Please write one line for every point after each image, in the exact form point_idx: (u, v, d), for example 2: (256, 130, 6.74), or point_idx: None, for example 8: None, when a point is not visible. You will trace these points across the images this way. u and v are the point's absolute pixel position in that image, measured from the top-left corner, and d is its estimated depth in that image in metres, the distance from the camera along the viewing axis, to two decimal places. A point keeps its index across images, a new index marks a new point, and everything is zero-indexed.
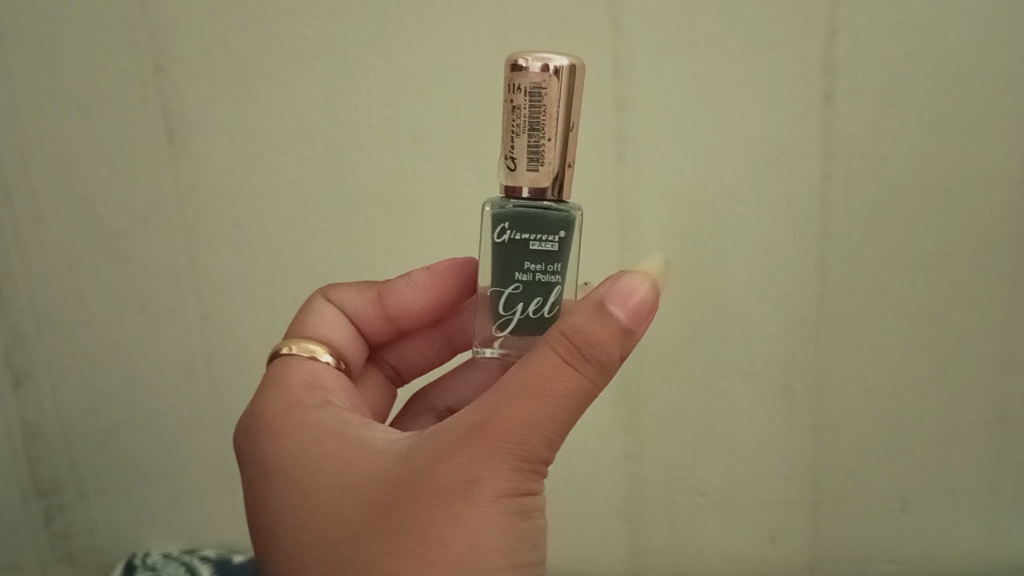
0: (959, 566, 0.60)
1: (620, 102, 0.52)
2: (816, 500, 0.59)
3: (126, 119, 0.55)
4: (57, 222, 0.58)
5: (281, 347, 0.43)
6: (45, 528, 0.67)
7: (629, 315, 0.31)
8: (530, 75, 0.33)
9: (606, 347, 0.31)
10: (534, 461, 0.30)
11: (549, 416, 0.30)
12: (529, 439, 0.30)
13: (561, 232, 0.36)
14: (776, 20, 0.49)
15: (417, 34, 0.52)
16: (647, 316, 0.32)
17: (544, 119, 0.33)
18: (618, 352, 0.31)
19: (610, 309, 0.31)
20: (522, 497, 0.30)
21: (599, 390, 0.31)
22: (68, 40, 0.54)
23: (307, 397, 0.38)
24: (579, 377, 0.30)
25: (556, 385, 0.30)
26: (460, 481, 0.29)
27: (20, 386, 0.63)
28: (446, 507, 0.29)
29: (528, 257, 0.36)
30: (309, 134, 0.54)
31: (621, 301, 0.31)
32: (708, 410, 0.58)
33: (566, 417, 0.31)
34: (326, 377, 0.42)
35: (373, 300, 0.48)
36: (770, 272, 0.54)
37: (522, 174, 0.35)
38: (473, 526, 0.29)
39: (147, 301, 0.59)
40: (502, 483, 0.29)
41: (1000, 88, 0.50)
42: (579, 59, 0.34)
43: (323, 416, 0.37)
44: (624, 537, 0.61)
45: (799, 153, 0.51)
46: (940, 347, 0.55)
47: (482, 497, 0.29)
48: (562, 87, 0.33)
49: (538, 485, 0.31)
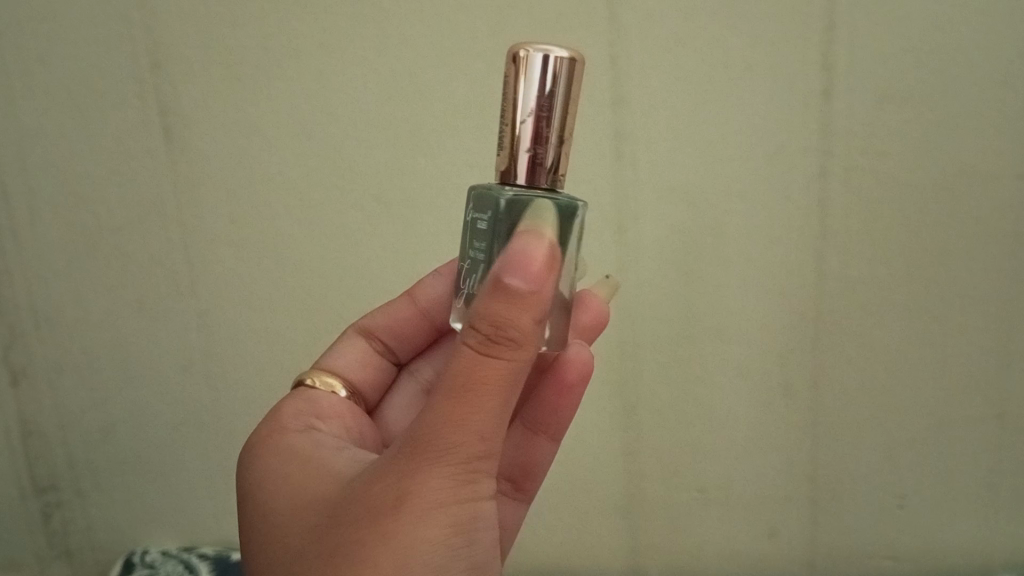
0: (957, 563, 0.60)
1: (618, 98, 0.51)
2: (815, 496, 0.59)
3: (124, 117, 0.55)
4: (54, 219, 0.58)
5: (304, 379, 0.47)
6: (44, 526, 0.67)
7: (527, 282, 0.29)
8: (527, 62, 0.33)
9: (512, 322, 0.29)
10: (460, 467, 0.30)
11: (472, 416, 0.29)
12: (453, 445, 0.29)
13: (489, 211, 0.34)
14: (774, 15, 0.49)
15: (413, 31, 0.52)
16: (548, 276, 0.30)
17: (537, 106, 0.33)
18: (530, 324, 0.29)
19: (506, 281, 0.29)
20: (455, 505, 0.30)
21: (522, 370, 0.30)
22: (65, 37, 0.54)
23: (293, 420, 0.41)
24: (492, 369, 0.29)
25: (470, 383, 0.29)
26: (391, 497, 0.29)
27: (19, 383, 0.63)
28: (375, 526, 0.29)
29: (473, 236, 0.35)
30: (307, 131, 0.54)
31: (516, 269, 0.29)
32: (707, 407, 0.57)
33: (491, 412, 0.30)
34: (322, 403, 0.44)
35: (405, 304, 0.50)
36: (769, 268, 0.54)
37: (513, 158, 0.34)
38: (407, 541, 0.29)
39: (145, 299, 0.59)
40: (430, 495, 0.29)
41: (999, 84, 0.50)
42: (556, 50, 0.33)
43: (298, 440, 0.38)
44: (623, 535, 0.61)
45: (797, 149, 0.51)
46: (939, 343, 0.55)
47: (413, 511, 0.29)
48: (517, 74, 0.33)
49: (473, 490, 0.30)
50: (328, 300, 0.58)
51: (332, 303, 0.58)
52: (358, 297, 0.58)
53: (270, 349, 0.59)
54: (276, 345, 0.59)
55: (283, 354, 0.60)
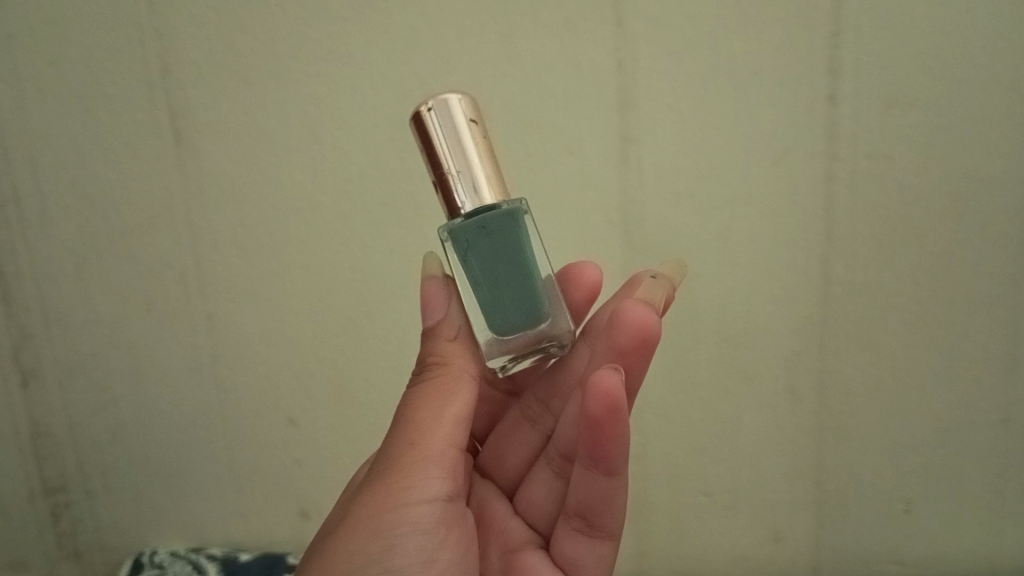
0: (964, 567, 0.60)
1: (624, 102, 0.52)
2: (820, 500, 0.59)
3: (133, 120, 0.56)
4: (66, 222, 0.58)
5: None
6: (53, 526, 0.67)
7: (434, 315, 0.40)
8: (428, 114, 0.36)
9: (430, 345, 0.40)
10: (399, 466, 0.38)
11: (398, 431, 0.39)
12: (387, 458, 0.38)
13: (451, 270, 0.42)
14: (779, 19, 0.49)
15: (420, 35, 0.52)
16: (451, 308, 0.41)
17: (452, 150, 0.36)
18: (445, 344, 0.40)
19: (425, 322, 0.41)
20: (395, 499, 0.37)
21: (444, 384, 0.39)
22: (76, 42, 0.54)
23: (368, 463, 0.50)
24: (420, 390, 0.39)
25: (409, 399, 0.39)
26: (342, 515, 0.38)
27: (29, 384, 0.63)
28: (341, 513, 0.39)
29: None
30: (314, 135, 0.55)
31: (426, 309, 0.41)
32: (713, 410, 0.58)
33: (412, 424, 0.38)
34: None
35: None
36: (774, 272, 0.54)
37: (448, 198, 0.37)
38: (344, 546, 0.36)
39: (154, 301, 0.60)
40: (374, 488, 0.38)
41: (1004, 89, 0.50)
42: (435, 99, 0.36)
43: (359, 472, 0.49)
44: (628, 537, 0.62)
45: (803, 153, 0.51)
46: (944, 347, 0.55)
47: (348, 523, 0.37)
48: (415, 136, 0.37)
49: (410, 488, 0.37)
50: (335, 303, 0.58)
51: (340, 305, 0.58)
52: (365, 300, 0.58)
53: (277, 351, 0.60)
54: (283, 347, 0.60)
55: (290, 356, 0.60)
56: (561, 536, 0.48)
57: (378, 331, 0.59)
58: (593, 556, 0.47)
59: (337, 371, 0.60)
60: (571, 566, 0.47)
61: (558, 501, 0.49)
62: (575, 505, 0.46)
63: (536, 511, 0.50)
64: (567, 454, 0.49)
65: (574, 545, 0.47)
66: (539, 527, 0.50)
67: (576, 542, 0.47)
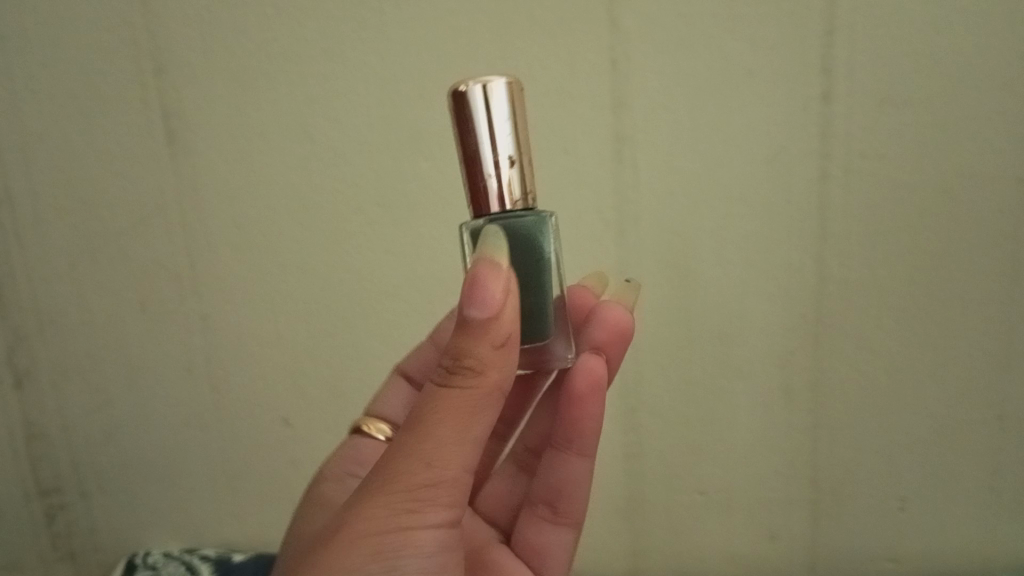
0: (958, 566, 0.60)
1: (619, 102, 0.52)
2: (815, 499, 0.59)
3: (126, 120, 0.56)
4: (59, 222, 0.58)
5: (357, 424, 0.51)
6: (48, 527, 0.67)
7: (484, 311, 0.32)
8: (473, 93, 0.34)
9: (470, 349, 0.32)
10: (411, 487, 0.32)
11: (414, 442, 0.32)
12: (392, 472, 0.33)
13: None
14: (774, 19, 0.49)
15: (414, 35, 0.52)
16: (504, 306, 0.32)
17: (493, 136, 0.35)
18: (489, 350, 0.32)
19: (466, 313, 0.32)
20: (399, 522, 0.32)
21: (476, 401, 0.32)
22: (69, 41, 0.54)
23: (339, 458, 0.49)
24: (445, 397, 0.32)
25: (432, 407, 0.32)
26: (337, 522, 0.33)
27: (23, 385, 0.63)
28: (333, 528, 0.33)
29: None
30: (309, 135, 0.54)
31: (474, 301, 0.32)
32: (707, 409, 0.58)
33: (434, 440, 0.32)
34: (368, 453, 0.49)
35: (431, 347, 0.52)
36: (769, 271, 0.54)
37: (482, 187, 0.36)
38: (341, 564, 0.32)
39: (148, 301, 0.59)
40: (376, 510, 0.32)
41: (998, 87, 0.50)
42: (488, 79, 0.34)
43: (332, 469, 0.48)
44: (624, 536, 0.62)
45: (797, 152, 0.51)
46: (939, 346, 0.55)
47: (346, 536, 0.32)
48: (457, 111, 0.35)
49: (420, 512, 0.33)
50: (330, 303, 0.58)
51: (334, 306, 0.58)
52: (360, 300, 0.58)
53: (272, 352, 0.60)
54: (278, 347, 0.60)
55: (285, 356, 0.60)
56: (525, 525, 0.48)
57: (374, 332, 0.59)
58: (559, 546, 0.47)
59: (332, 372, 0.60)
60: (536, 557, 0.47)
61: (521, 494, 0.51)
62: (542, 490, 0.47)
63: (499, 505, 0.51)
64: (533, 448, 0.52)
65: (540, 535, 0.47)
66: (498, 522, 0.50)
67: (543, 530, 0.47)
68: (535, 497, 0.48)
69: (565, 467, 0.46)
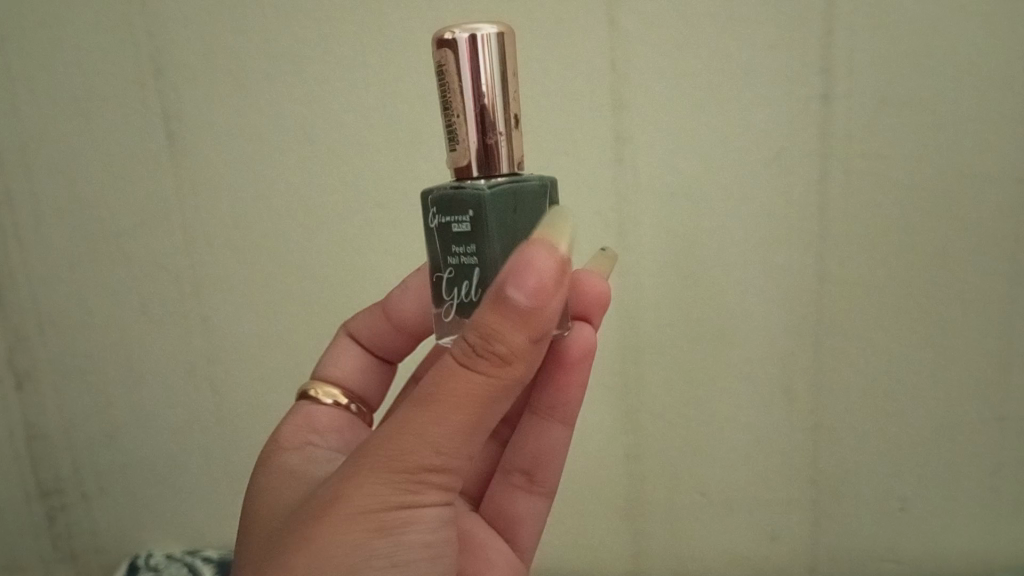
0: (959, 566, 0.60)
1: (618, 102, 0.52)
2: (815, 498, 0.59)
3: (126, 121, 0.56)
4: (59, 224, 0.58)
5: (305, 390, 0.48)
6: (49, 528, 0.67)
7: (527, 297, 0.30)
8: (463, 42, 0.33)
9: (504, 338, 0.30)
10: (421, 467, 0.31)
11: (430, 423, 0.30)
12: (401, 451, 0.30)
13: (471, 211, 0.33)
14: (774, 19, 0.49)
15: (414, 36, 0.52)
16: (551, 297, 0.30)
17: (482, 89, 0.33)
18: (524, 338, 0.30)
19: (507, 294, 0.30)
20: (406, 501, 0.31)
21: (500, 390, 0.31)
22: (68, 43, 0.54)
23: (292, 422, 0.45)
24: (467, 380, 0.30)
25: (452, 388, 0.30)
26: (334, 493, 0.31)
27: (24, 386, 0.63)
28: (328, 511, 0.31)
29: (452, 240, 0.34)
30: (309, 136, 0.54)
31: (518, 284, 0.30)
32: (708, 409, 0.58)
33: (454, 424, 0.31)
34: (322, 418, 0.46)
35: (379, 317, 0.49)
36: (769, 271, 0.54)
37: (468, 144, 0.34)
38: (340, 537, 0.30)
39: (148, 302, 0.59)
40: (380, 490, 0.31)
41: (998, 87, 0.50)
42: (490, 27, 0.33)
43: (286, 435, 0.43)
44: (624, 536, 0.61)
45: (797, 152, 0.51)
46: (939, 346, 0.55)
47: (347, 511, 0.30)
48: (450, 61, 0.34)
49: (424, 492, 0.32)
50: (330, 304, 0.58)
51: (335, 307, 0.58)
52: (360, 300, 0.58)
53: (272, 353, 0.60)
54: (278, 348, 0.60)
55: (285, 357, 0.60)
56: (498, 493, 0.47)
57: None
58: (534, 515, 0.47)
59: None
60: (510, 526, 0.47)
61: (489, 462, 0.51)
62: (516, 457, 0.48)
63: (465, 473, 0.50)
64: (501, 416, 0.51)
65: (515, 502, 0.47)
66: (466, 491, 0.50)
67: (518, 498, 0.47)
68: (510, 464, 0.48)
69: (543, 432, 0.47)
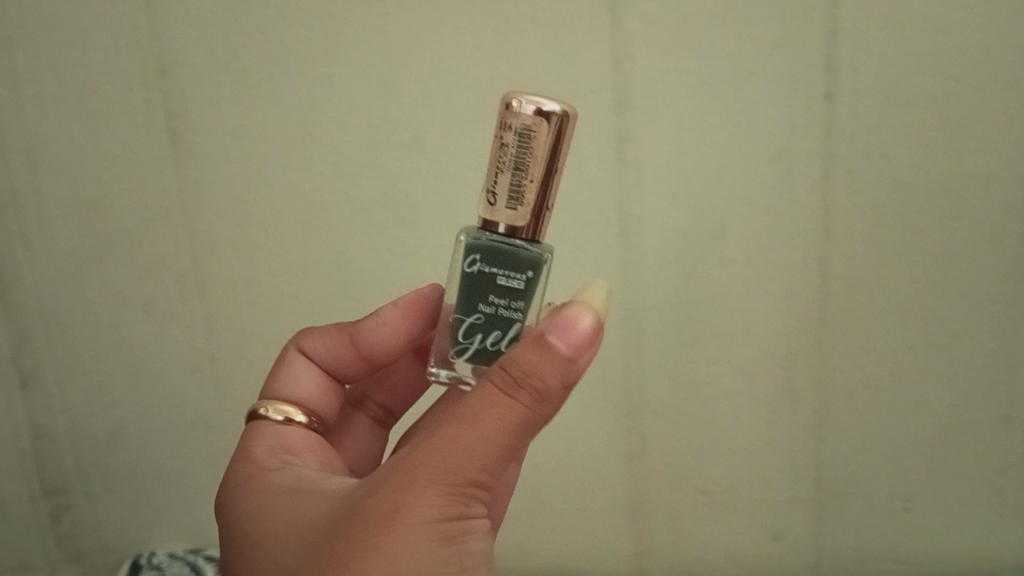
0: (962, 565, 0.60)
1: (621, 102, 0.52)
2: (819, 499, 0.59)
3: (130, 122, 0.56)
4: (64, 224, 0.58)
5: (257, 408, 0.44)
6: (54, 528, 0.67)
7: (569, 342, 0.31)
8: (557, 119, 0.32)
9: (546, 376, 0.31)
10: (463, 487, 0.30)
11: (478, 442, 0.30)
12: (442, 473, 0.30)
13: (529, 271, 0.34)
14: (777, 19, 0.49)
15: (418, 36, 0.52)
16: (590, 344, 0.32)
17: (559, 166, 0.33)
18: (559, 381, 0.31)
19: (550, 336, 0.31)
20: (449, 524, 0.30)
21: (539, 421, 0.31)
22: (73, 44, 0.54)
23: (261, 443, 0.41)
24: (508, 405, 0.31)
25: (491, 412, 0.31)
26: (385, 509, 0.29)
27: (29, 386, 0.63)
28: (367, 538, 0.29)
29: (494, 290, 0.35)
30: (312, 137, 0.55)
31: (561, 331, 0.31)
32: (711, 409, 0.58)
33: (498, 445, 0.31)
34: (294, 440, 0.42)
35: (344, 342, 0.46)
36: (772, 271, 0.54)
37: (533, 215, 0.33)
38: (396, 555, 0.29)
39: (153, 303, 0.60)
40: (424, 510, 0.29)
41: (1001, 87, 0.50)
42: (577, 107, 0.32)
43: (261, 457, 0.39)
44: (628, 538, 0.61)
45: (801, 152, 0.51)
46: (943, 346, 0.55)
47: (400, 526, 0.29)
48: (544, 133, 0.32)
49: (467, 513, 0.31)
50: (333, 303, 0.59)
51: (339, 307, 0.59)
52: (363, 300, 0.58)
53: (275, 353, 0.60)
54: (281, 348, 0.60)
55: None
56: None
57: None
58: None
59: None
60: None
61: None
62: None
63: None
64: None
65: None
66: None
67: None
68: None
69: None
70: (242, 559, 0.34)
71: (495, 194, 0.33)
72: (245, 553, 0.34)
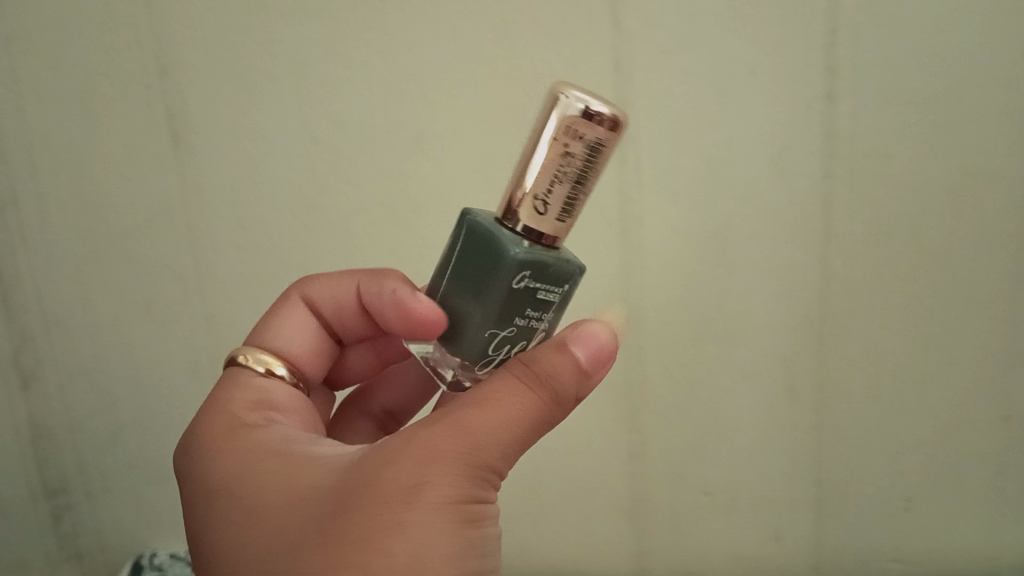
0: (963, 565, 0.60)
1: (621, 102, 0.52)
2: (820, 498, 0.59)
3: (131, 122, 0.56)
4: (65, 224, 0.58)
5: (237, 356, 0.43)
6: (54, 528, 0.67)
7: (588, 355, 0.33)
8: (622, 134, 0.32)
9: (563, 380, 0.32)
10: (482, 471, 0.30)
11: (500, 430, 0.31)
12: (463, 455, 0.30)
13: (566, 285, 0.34)
14: (777, 18, 0.49)
15: (417, 35, 0.52)
16: (607, 360, 0.34)
17: None
18: (575, 389, 0.33)
19: (571, 346, 0.33)
20: (467, 508, 0.30)
21: (551, 423, 0.32)
22: (73, 43, 0.54)
23: (244, 396, 0.40)
24: (530, 398, 0.32)
25: (514, 400, 0.31)
26: (405, 485, 0.29)
27: (30, 386, 0.63)
28: (388, 514, 0.28)
29: (532, 305, 0.34)
30: (312, 136, 0.55)
31: (583, 343, 0.33)
32: (711, 408, 0.58)
33: (516, 437, 0.31)
34: (277, 397, 0.41)
35: (347, 311, 0.46)
36: (772, 270, 0.54)
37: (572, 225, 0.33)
38: (417, 534, 0.28)
39: (153, 302, 0.60)
40: (446, 491, 0.29)
41: (1002, 87, 0.50)
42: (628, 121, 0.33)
43: (243, 413, 0.38)
44: (628, 537, 0.61)
45: (800, 152, 0.51)
46: (943, 345, 0.55)
47: (424, 504, 0.29)
48: (612, 146, 0.31)
49: (482, 502, 0.30)
50: None
51: None
52: None
53: None
54: None
55: None
56: None
57: None
58: None
59: None
60: None
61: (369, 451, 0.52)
62: None
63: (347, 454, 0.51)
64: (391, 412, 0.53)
65: None
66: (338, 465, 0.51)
67: None
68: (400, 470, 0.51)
69: None
70: (227, 532, 0.32)
71: (549, 204, 0.32)
72: (232, 520, 0.32)
